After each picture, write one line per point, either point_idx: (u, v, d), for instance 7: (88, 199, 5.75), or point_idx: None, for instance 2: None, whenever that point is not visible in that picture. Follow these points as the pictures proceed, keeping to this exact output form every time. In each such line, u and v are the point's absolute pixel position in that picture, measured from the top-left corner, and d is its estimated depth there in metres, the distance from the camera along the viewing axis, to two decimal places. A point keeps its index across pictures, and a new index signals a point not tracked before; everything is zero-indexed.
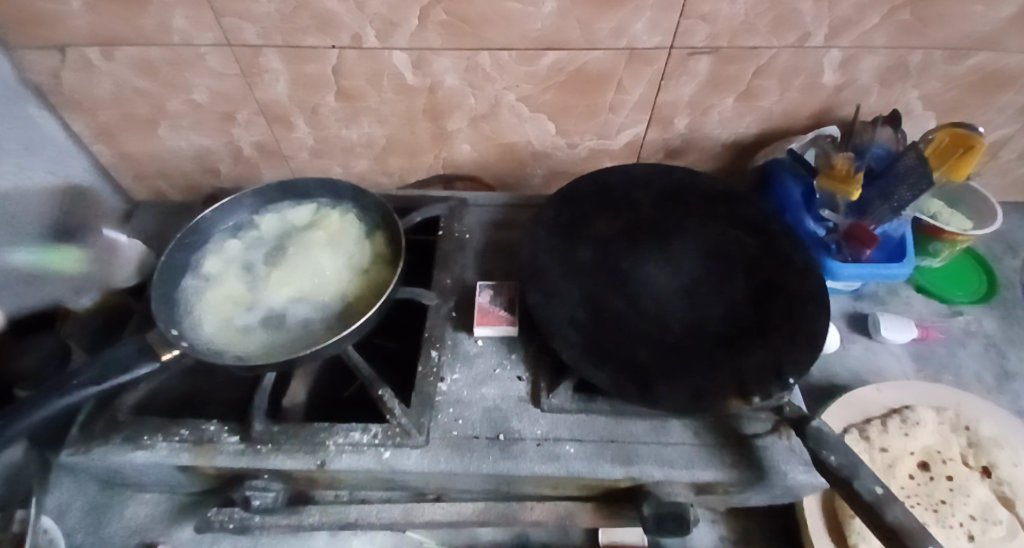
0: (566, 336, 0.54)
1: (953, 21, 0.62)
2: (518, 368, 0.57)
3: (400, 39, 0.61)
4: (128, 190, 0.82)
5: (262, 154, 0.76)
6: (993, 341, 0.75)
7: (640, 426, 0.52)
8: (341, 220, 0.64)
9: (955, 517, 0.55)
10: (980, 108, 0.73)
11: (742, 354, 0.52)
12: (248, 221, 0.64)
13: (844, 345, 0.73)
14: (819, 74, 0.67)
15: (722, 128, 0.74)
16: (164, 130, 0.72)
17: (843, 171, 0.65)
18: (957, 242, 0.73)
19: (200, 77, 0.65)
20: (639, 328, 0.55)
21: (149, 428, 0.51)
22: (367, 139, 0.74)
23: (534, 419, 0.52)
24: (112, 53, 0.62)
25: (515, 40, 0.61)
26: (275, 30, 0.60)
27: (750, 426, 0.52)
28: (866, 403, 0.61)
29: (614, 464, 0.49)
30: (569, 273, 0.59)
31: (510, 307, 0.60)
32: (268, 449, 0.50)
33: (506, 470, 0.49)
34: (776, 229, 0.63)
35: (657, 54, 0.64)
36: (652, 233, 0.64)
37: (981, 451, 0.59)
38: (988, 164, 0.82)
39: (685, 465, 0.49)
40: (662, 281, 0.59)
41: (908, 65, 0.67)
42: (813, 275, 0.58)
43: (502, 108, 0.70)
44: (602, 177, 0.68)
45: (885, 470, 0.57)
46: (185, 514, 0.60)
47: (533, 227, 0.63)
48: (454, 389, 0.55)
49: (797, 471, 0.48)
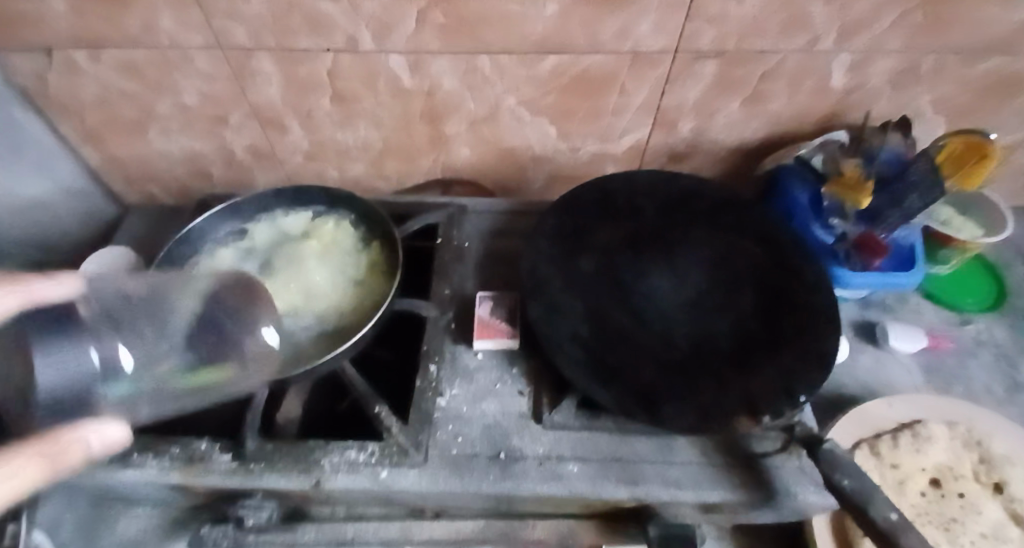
0: (569, 351, 0.52)
1: (967, 24, 0.60)
2: (519, 383, 0.55)
3: (396, 41, 0.59)
4: (119, 194, 0.80)
5: (256, 157, 0.74)
6: (1004, 351, 0.73)
7: (645, 444, 0.50)
8: (336, 228, 0.62)
9: (968, 536, 0.53)
10: (992, 112, 0.71)
11: (751, 371, 0.50)
12: (240, 230, 0.62)
13: (852, 355, 0.71)
14: (828, 77, 0.65)
15: (728, 132, 0.72)
16: (155, 133, 0.70)
17: (854, 178, 0.64)
18: (967, 249, 0.71)
19: (190, 79, 0.63)
20: (644, 343, 0.53)
21: (138, 445, 0.49)
22: (363, 143, 0.72)
23: (535, 437, 0.51)
24: (99, 55, 0.60)
25: (515, 42, 0.60)
26: (267, 31, 0.58)
27: (758, 444, 0.50)
28: (876, 417, 0.60)
29: (618, 484, 0.48)
30: (571, 284, 0.58)
31: (511, 319, 0.58)
32: (260, 469, 0.48)
33: (506, 491, 0.47)
34: (784, 239, 0.61)
35: (661, 56, 0.62)
36: (656, 243, 0.62)
37: (994, 468, 0.57)
38: (999, 169, 0.80)
39: (691, 485, 0.48)
40: (667, 294, 0.57)
41: (920, 68, 0.65)
42: (823, 287, 0.56)
43: (501, 112, 0.68)
44: (605, 184, 0.67)
45: (895, 487, 0.56)
46: (177, 530, 0.58)
47: (534, 235, 0.61)
48: (453, 404, 0.53)
49: (807, 491, 0.47)
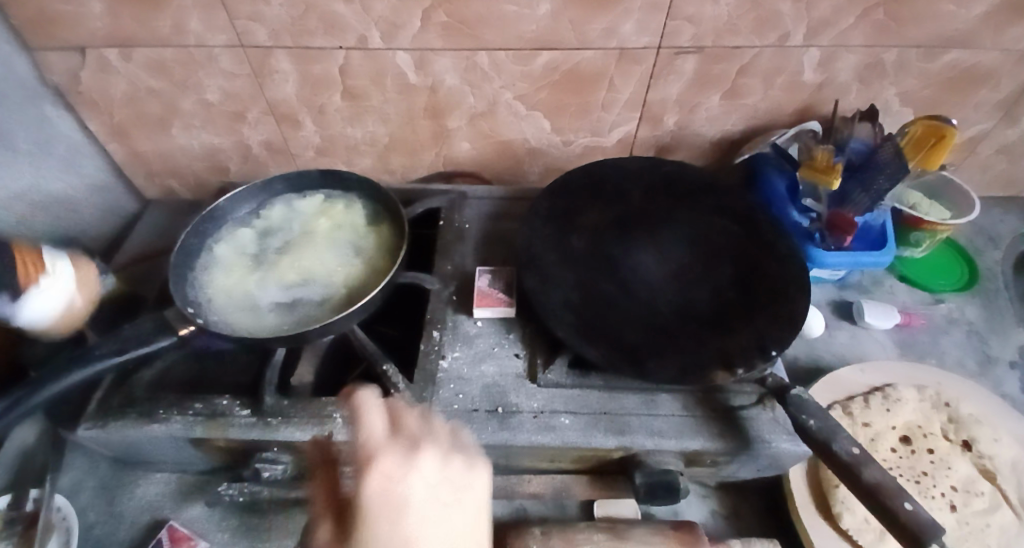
0: (561, 316, 0.56)
1: (925, 21, 0.65)
2: (516, 347, 0.60)
3: (403, 40, 0.65)
4: (139, 188, 0.84)
5: (270, 152, 0.79)
6: (976, 328, 0.78)
7: (632, 400, 0.55)
8: (347, 210, 0.68)
9: (938, 488, 0.58)
10: (955, 105, 0.76)
11: (728, 331, 0.55)
12: (257, 211, 0.68)
13: (831, 332, 0.75)
14: (800, 73, 0.70)
15: (711, 125, 0.77)
16: (176, 129, 0.75)
17: (824, 161, 0.67)
18: (937, 232, 0.76)
19: (211, 78, 0.68)
20: (629, 309, 0.58)
21: (164, 403, 0.54)
22: (370, 138, 0.77)
23: (531, 394, 0.56)
24: (129, 54, 0.64)
25: (512, 41, 0.65)
26: (285, 32, 0.63)
27: (736, 399, 0.55)
28: (850, 383, 0.66)
29: (607, 434, 0.52)
30: (562, 259, 0.62)
31: (507, 291, 0.63)
32: (278, 422, 0.53)
33: (504, 440, 0.52)
34: (760, 217, 0.66)
35: (645, 53, 0.67)
36: (642, 223, 0.67)
37: (962, 426, 0.62)
38: (967, 160, 0.85)
39: (674, 435, 0.52)
40: (652, 267, 0.62)
41: (885, 63, 0.70)
42: (796, 258, 0.61)
43: (500, 107, 0.73)
44: (594, 171, 0.72)
45: (868, 444, 0.61)
46: (196, 491, 0.62)
47: (529, 217, 0.66)
48: (454, 366, 0.58)
49: (780, 440, 0.52)
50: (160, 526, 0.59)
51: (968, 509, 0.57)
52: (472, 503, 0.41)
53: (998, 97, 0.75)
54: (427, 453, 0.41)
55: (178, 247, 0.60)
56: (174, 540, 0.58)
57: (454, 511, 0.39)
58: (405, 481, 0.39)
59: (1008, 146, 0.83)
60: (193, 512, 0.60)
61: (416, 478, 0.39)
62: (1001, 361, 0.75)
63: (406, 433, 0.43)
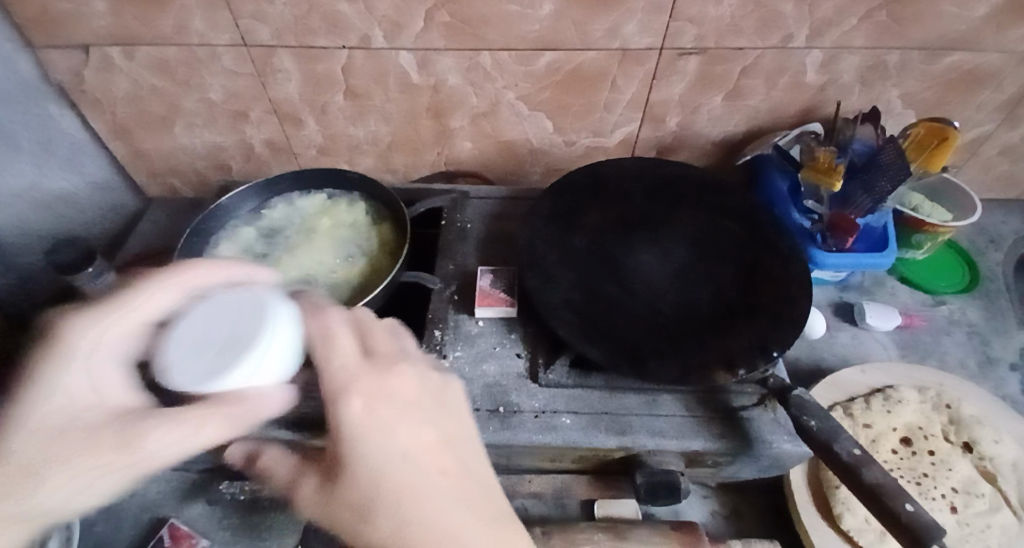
0: (563, 315, 0.56)
1: (927, 22, 0.65)
2: (518, 346, 0.60)
3: (406, 40, 0.65)
4: (142, 188, 0.84)
5: (272, 151, 0.79)
6: (977, 330, 0.78)
7: (633, 400, 0.55)
8: (349, 209, 0.68)
9: (938, 489, 0.58)
10: (958, 106, 0.76)
11: (729, 332, 0.55)
12: (259, 210, 0.68)
13: (832, 333, 0.75)
14: (803, 74, 0.70)
15: (712, 126, 0.77)
16: (178, 128, 0.75)
17: (826, 163, 0.68)
18: (938, 234, 0.76)
19: (214, 76, 0.68)
20: (630, 309, 0.58)
21: None
22: (373, 137, 0.77)
23: (532, 393, 0.56)
24: (132, 53, 0.65)
25: (514, 41, 0.65)
26: (288, 30, 0.63)
27: (737, 399, 0.55)
28: (850, 384, 0.66)
29: (608, 434, 0.53)
30: (564, 259, 0.62)
31: (509, 291, 0.63)
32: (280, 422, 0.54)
33: (506, 439, 0.52)
34: (761, 219, 0.66)
35: (648, 54, 0.67)
36: (644, 223, 0.67)
37: (962, 428, 0.62)
38: (969, 161, 0.85)
39: (675, 435, 0.53)
40: (654, 267, 0.62)
41: (888, 64, 0.70)
42: (798, 259, 0.60)
43: (502, 107, 0.73)
44: (596, 171, 0.72)
45: (869, 445, 0.61)
46: (197, 488, 0.62)
47: (531, 217, 0.66)
48: (456, 365, 0.58)
49: (781, 441, 0.52)
50: (161, 525, 0.59)
51: (969, 511, 0.57)
52: (460, 415, 0.40)
53: (1000, 98, 0.75)
54: (406, 367, 0.39)
55: (181, 246, 0.61)
56: (175, 539, 0.58)
57: (439, 420, 0.38)
58: (387, 396, 0.37)
59: (1010, 148, 0.83)
60: (194, 510, 0.61)
61: (398, 390, 0.38)
62: (1002, 363, 0.75)
63: (379, 354, 0.40)
